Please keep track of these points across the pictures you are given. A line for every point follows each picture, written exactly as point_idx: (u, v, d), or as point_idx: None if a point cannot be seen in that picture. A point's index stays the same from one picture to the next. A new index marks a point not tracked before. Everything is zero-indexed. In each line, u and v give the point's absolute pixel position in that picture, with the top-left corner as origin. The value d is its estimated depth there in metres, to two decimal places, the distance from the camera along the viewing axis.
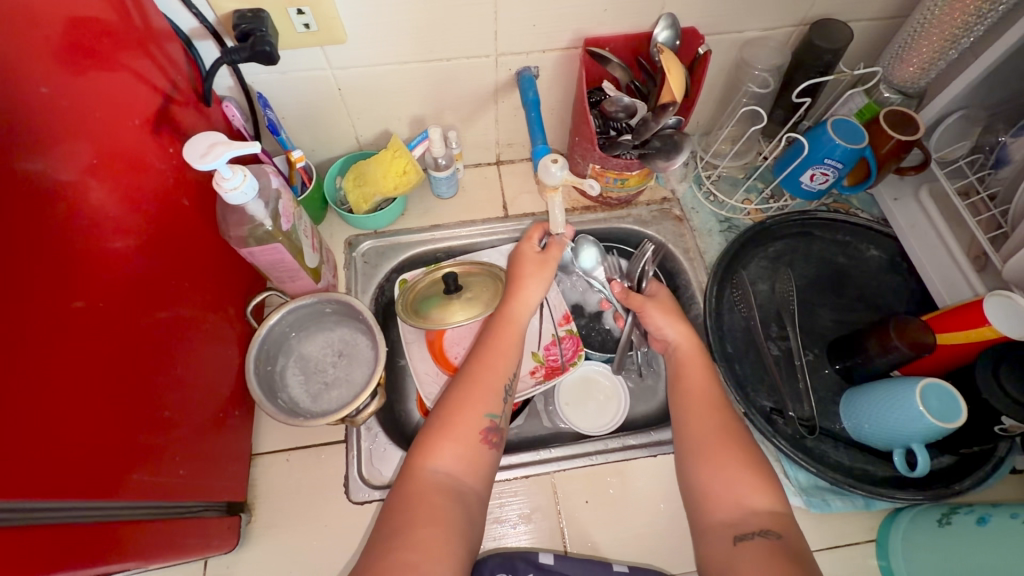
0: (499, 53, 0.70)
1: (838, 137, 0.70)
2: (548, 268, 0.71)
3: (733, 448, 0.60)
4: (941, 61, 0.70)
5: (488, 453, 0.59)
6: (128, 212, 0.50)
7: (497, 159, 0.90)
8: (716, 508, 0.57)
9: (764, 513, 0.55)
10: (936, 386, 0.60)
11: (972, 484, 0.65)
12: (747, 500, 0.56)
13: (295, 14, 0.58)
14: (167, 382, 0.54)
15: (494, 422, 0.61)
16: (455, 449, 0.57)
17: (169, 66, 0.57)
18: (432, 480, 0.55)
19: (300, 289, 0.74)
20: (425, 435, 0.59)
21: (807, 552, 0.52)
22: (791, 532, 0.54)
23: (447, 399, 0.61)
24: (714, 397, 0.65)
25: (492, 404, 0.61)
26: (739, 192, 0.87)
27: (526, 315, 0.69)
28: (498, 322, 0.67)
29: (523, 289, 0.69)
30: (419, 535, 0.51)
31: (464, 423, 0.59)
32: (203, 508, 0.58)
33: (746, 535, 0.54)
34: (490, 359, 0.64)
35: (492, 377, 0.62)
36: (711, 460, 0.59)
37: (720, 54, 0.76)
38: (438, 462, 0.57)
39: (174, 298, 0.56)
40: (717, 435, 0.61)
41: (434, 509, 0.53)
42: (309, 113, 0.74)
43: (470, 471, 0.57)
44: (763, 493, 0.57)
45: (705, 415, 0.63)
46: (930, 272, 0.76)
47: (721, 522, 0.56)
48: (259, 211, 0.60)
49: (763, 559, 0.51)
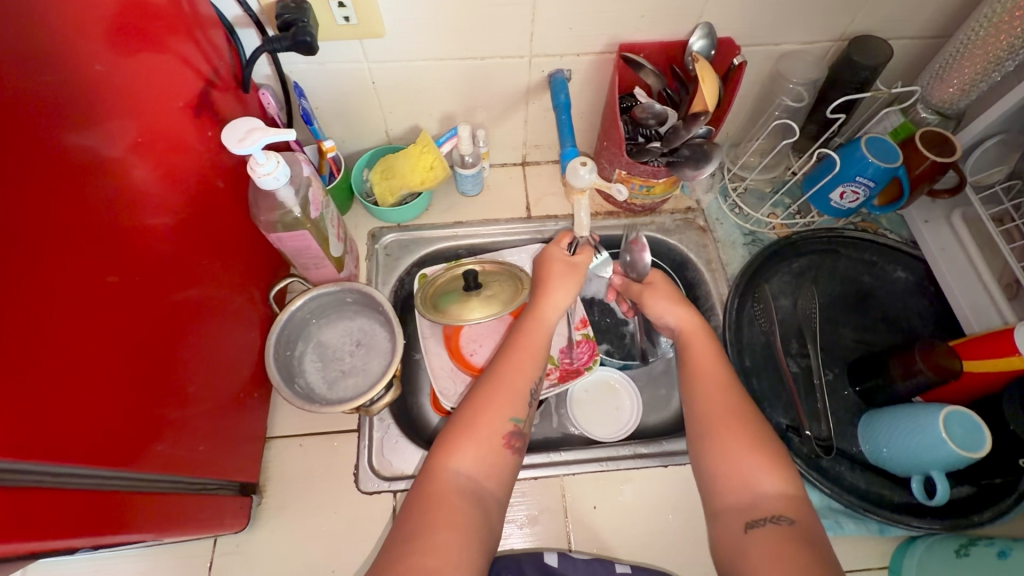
0: (534, 54, 0.70)
1: (871, 155, 0.69)
2: (578, 274, 0.71)
3: (740, 429, 0.58)
4: (982, 84, 0.68)
5: (509, 458, 0.59)
6: (166, 190, 0.51)
7: (523, 160, 0.91)
8: (726, 491, 0.56)
9: (775, 497, 0.53)
10: (962, 414, 0.59)
11: (991, 517, 0.62)
12: (756, 481, 0.55)
13: (336, 7, 0.59)
14: (193, 359, 0.55)
15: (518, 426, 0.60)
16: (477, 451, 0.57)
17: (211, 51, 0.58)
18: (453, 481, 0.55)
19: (323, 277, 0.75)
20: (447, 435, 0.58)
21: (820, 536, 0.51)
22: (805, 515, 0.52)
23: (473, 399, 0.61)
24: (721, 374, 0.63)
25: (517, 407, 0.60)
26: (765, 206, 0.86)
27: (556, 318, 0.68)
28: (527, 323, 0.67)
29: (552, 291, 0.69)
30: (438, 538, 0.50)
31: (489, 425, 0.58)
32: (217, 486, 0.59)
33: (757, 521, 0.52)
34: (521, 360, 0.63)
35: (519, 379, 0.62)
36: (720, 444, 0.58)
37: (755, 65, 0.75)
38: (459, 464, 0.56)
39: (203, 279, 0.57)
40: (723, 417, 0.59)
41: (454, 512, 0.52)
42: (343, 104, 0.75)
43: (490, 475, 0.57)
44: (773, 472, 0.55)
45: (717, 394, 0.61)
46: (960, 299, 0.75)
47: (732, 505, 0.55)
48: (289, 198, 0.61)
49: (774, 545, 0.49)
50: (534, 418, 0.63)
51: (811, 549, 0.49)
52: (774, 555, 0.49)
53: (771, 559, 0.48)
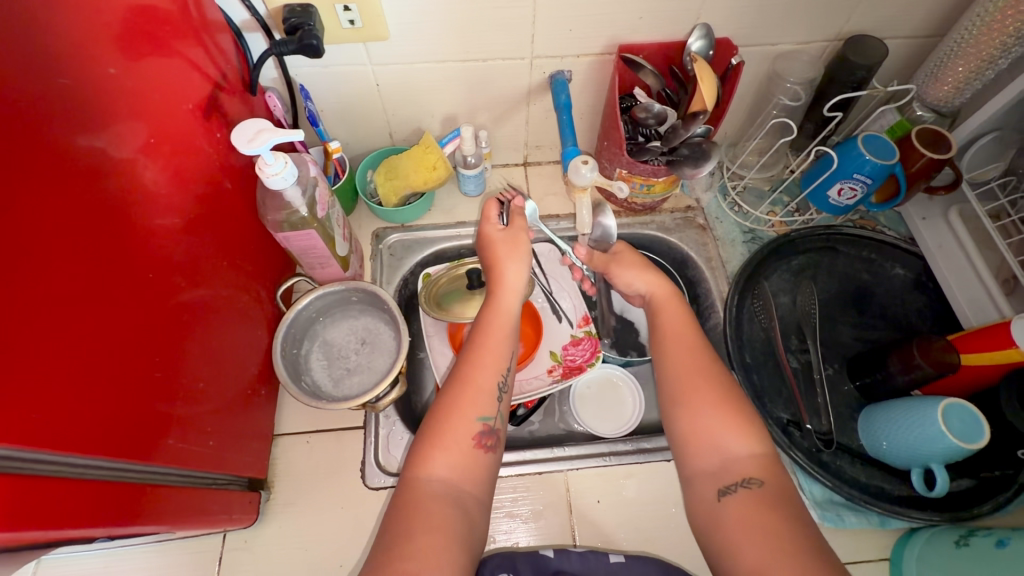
0: (535, 56, 0.71)
1: (868, 152, 0.70)
2: (522, 246, 0.71)
3: (710, 393, 0.58)
4: (977, 81, 0.70)
5: (484, 457, 0.58)
6: (176, 190, 0.53)
7: (525, 161, 0.92)
8: (697, 457, 0.55)
9: (744, 459, 0.54)
10: (960, 406, 0.60)
11: (990, 509, 0.63)
12: (727, 446, 0.55)
13: (341, 10, 0.61)
14: (201, 358, 0.56)
15: (488, 424, 0.60)
16: (449, 456, 0.57)
17: (219, 55, 0.59)
18: (428, 487, 0.55)
19: (329, 276, 0.76)
20: (419, 443, 0.58)
21: (790, 497, 0.51)
22: (775, 477, 0.53)
23: (440, 405, 0.60)
24: (693, 343, 0.63)
25: (485, 406, 0.60)
26: (764, 204, 0.87)
27: (515, 304, 0.69)
28: (488, 317, 0.67)
29: (505, 273, 0.69)
30: (416, 544, 0.50)
31: (457, 429, 0.58)
32: (225, 482, 0.60)
33: (729, 487, 0.52)
34: (483, 356, 0.63)
35: (482, 377, 0.62)
36: (690, 408, 0.58)
37: (752, 65, 0.77)
38: (433, 470, 0.56)
39: (210, 278, 0.58)
40: (693, 383, 0.59)
41: (431, 517, 0.52)
42: (347, 107, 0.77)
43: (465, 477, 0.57)
44: (744, 435, 0.55)
45: (687, 359, 0.61)
46: (958, 295, 0.76)
47: (704, 471, 0.55)
48: (296, 198, 0.62)
49: (748, 512, 0.50)
50: (505, 415, 0.63)
51: (781, 512, 0.49)
52: (748, 523, 0.49)
53: (744, 529, 0.49)
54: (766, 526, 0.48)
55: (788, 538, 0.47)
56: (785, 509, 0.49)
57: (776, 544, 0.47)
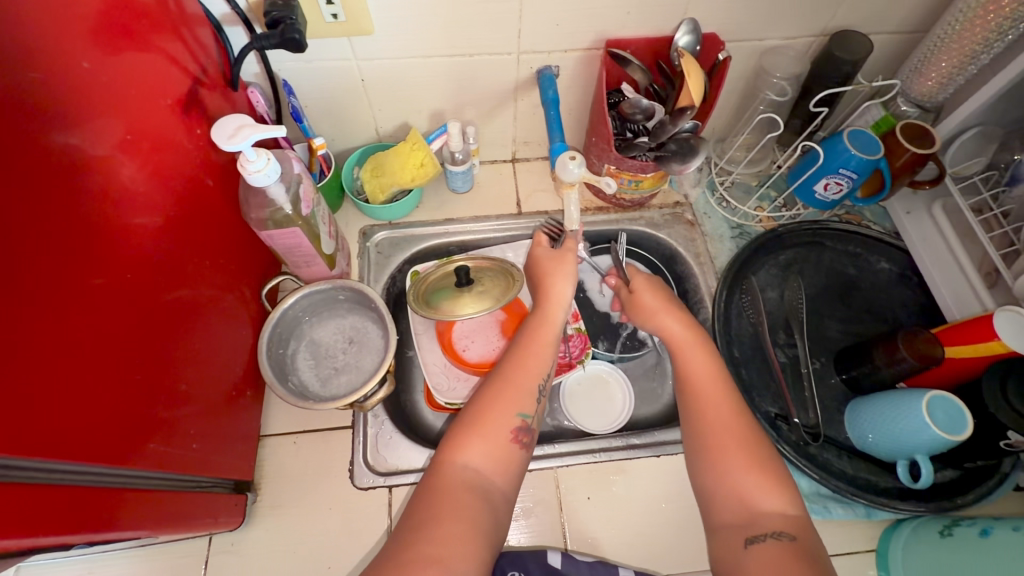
0: (522, 51, 0.71)
1: (854, 147, 0.71)
2: (569, 263, 0.72)
3: (739, 447, 0.59)
4: (960, 75, 0.70)
5: (517, 452, 0.59)
6: (155, 188, 0.51)
7: (513, 157, 0.91)
8: (726, 509, 0.57)
9: (774, 515, 0.54)
10: (944, 399, 0.60)
11: (973, 499, 0.65)
12: (757, 500, 0.56)
13: (324, 4, 0.60)
14: (185, 359, 0.55)
15: (525, 421, 0.61)
16: (485, 446, 0.58)
17: (199, 49, 0.58)
18: (462, 474, 0.56)
19: (314, 275, 0.75)
20: (457, 429, 0.59)
21: (821, 554, 0.51)
22: (805, 532, 0.53)
23: (480, 396, 0.62)
24: (719, 389, 0.64)
25: (525, 404, 0.61)
26: (752, 200, 0.87)
27: (562, 316, 0.69)
28: (536, 321, 0.68)
29: (554, 287, 0.70)
30: (445, 528, 0.51)
31: (495, 421, 0.59)
32: (211, 484, 0.59)
33: (757, 536, 0.53)
34: (527, 358, 0.65)
35: (525, 377, 0.63)
36: (719, 464, 0.59)
37: (740, 61, 0.77)
38: (469, 458, 0.57)
39: (193, 278, 0.57)
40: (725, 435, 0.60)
41: (461, 504, 0.53)
42: (331, 102, 0.75)
43: (498, 470, 0.57)
44: (772, 490, 0.56)
45: (717, 405, 0.62)
46: (942, 289, 0.77)
47: (731, 522, 0.55)
48: (279, 196, 0.61)
49: (774, 561, 0.50)
50: (541, 416, 0.63)
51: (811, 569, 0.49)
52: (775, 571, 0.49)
53: None
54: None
55: None
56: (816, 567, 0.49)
57: None
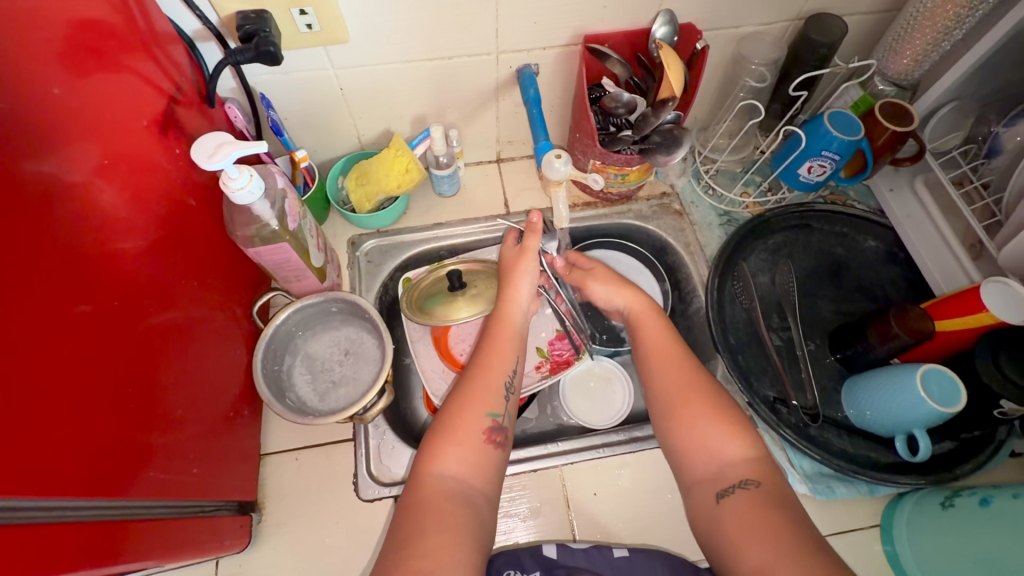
0: (501, 51, 0.70)
1: (834, 129, 0.71)
2: (529, 259, 0.70)
3: (699, 404, 0.60)
4: (934, 52, 0.71)
5: (493, 453, 0.60)
6: (136, 212, 0.50)
7: (498, 157, 0.91)
8: (695, 464, 0.57)
9: (742, 464, 0.56)
10: (937, 372, 0.61)
11: (971, 468, 0.66)
12: (723, 452, 0.57)
13: (298, 15, 0.59)
14: (178, 383, 0.54)
15: (496, 421, 0.61)
16: (460, 451, 0.58)
17: (172, 67, 0.57)
18: (440, 483, 0.56)
19: (305, 289, 0.74)
20: (429, 440, 0.59)
21: (786, 496, 0.53)
22: (772, 478, 0.55)
23: (449, 404, 0.62)
24: (674, 354, 0.65)
25: (493, 403, 0.62)
26: (738, 186, 0.88)
27: (520, 314, 0.70)
28: (493, 324, 0.69)
29: (512, 287, 0.70)
30: (429, 541, 0.51)
31: (466, 426, 0.60)
32: (215, 508, 0.59)
33: (727, 489, 0.54)
34: (490, 360, 0.65)
35: (491, 378, 0.63)
36: (684, 420, 0.59)
37: (718, 49, 0.77)
38: (444, 466, 0.57)
39: (181, 299, 0.56)
40: (682, 397, 0.61)
41: (443, 512, 0.53)
42: (311, 113, 0.74)
43: (477, 474, 0.58)
44: (739, 441, 0.57)
45: (676, 375, 0.63)
46: (930, 265, 0.77)
47: (702, 477, 0.56)
48: (265, 211, 0.60)
49: (747, 512, 0.52)
50: (513, 414, 0.64)
51: (779, 510, 0.51)
52: (748, 522, 0.51)
53: (746, 529, 0.51)
54: (770, 521, 0.50)
55: (787, 536, 0.48)
56: (783, 509, 0.51)
57: (775, 543, 0.48)
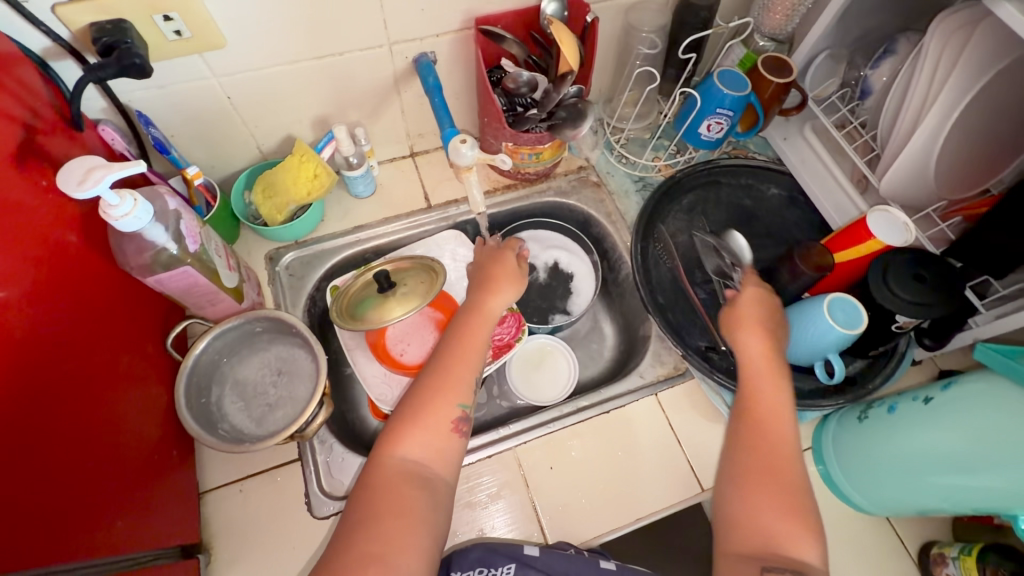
0: (392, 41, 0.68)
1: (724, 87, 0.75)
2: (516, 277, 0.71)
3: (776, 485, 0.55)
4: (801, 7, 0.76)
5: (457, 441, 0.59)
6: (7, 255, 0.45)
7: (411, 151, 0.89)
8: (742, 538, 0.53)
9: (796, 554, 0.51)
10: (842, 300, 0.66)
11: (881, 381, 0.73)
12: (773, 528, 0.52)
13: (162, 21, 0.54)
14: (87, 434, 0.50)
15: (465, 411, 0.60)
16: (425, 437, 0.57)
17: (26, 92, 0.51)
18: (399, 467, 0.55)
19: (222, 312, 0.70)
20: (394, 422, 0.58)
21: None
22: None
23: (419, 387, 0.60)
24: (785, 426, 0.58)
25: (465, 394, 0.60)
26: (647, 151, 0.91)
27: (500, 310, 0.68)
28: (472, 312, 0.66)
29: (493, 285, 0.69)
30: (385, 526, 0.51)
31: (435, 413, 0.58)
32: (155, 557, 0.55)
33: (772, 565, 0.50)
34: (466, 349, 0.63)
35: (464, 366, 0.62)
36: (753, 492, 0.55)
37: (608, 21, 0.79)
38: (406, 450, 0.56)
39: (77, 343, 0.51)
40: (773, 468, 0.56)
41: (400, 498, 0.53)
42: (199, 127, 0.70)
43: (438, 461, 0.57)
44: (795, 519, 0.53)
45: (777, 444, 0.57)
46: (825, 204, 0.83)
47: (738, 550, 0.52)
48: (159, 236, 0.56)
49: None
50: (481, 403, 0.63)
51: None
52: None
53: None
54: None
55: None
56: None
57: None
